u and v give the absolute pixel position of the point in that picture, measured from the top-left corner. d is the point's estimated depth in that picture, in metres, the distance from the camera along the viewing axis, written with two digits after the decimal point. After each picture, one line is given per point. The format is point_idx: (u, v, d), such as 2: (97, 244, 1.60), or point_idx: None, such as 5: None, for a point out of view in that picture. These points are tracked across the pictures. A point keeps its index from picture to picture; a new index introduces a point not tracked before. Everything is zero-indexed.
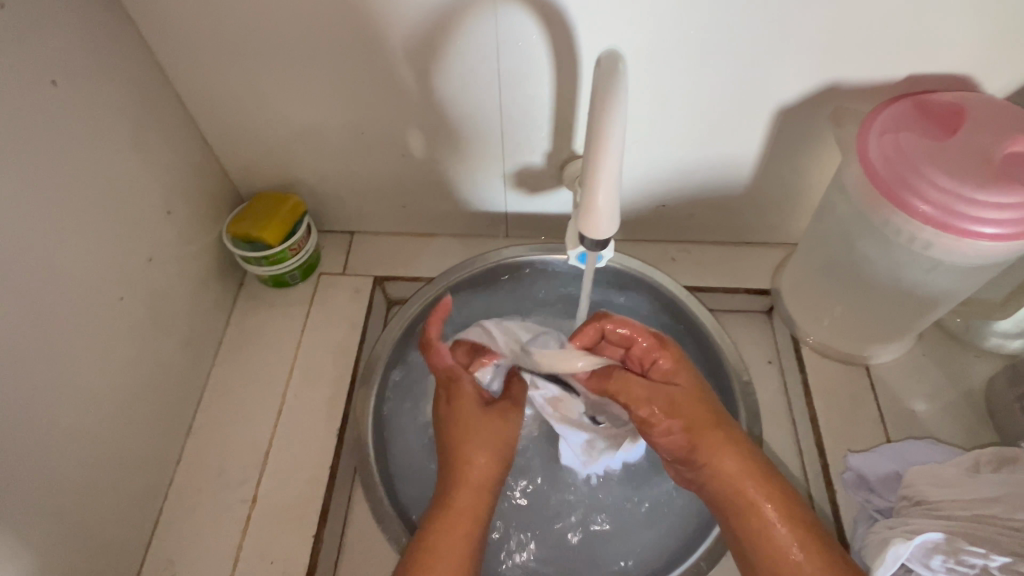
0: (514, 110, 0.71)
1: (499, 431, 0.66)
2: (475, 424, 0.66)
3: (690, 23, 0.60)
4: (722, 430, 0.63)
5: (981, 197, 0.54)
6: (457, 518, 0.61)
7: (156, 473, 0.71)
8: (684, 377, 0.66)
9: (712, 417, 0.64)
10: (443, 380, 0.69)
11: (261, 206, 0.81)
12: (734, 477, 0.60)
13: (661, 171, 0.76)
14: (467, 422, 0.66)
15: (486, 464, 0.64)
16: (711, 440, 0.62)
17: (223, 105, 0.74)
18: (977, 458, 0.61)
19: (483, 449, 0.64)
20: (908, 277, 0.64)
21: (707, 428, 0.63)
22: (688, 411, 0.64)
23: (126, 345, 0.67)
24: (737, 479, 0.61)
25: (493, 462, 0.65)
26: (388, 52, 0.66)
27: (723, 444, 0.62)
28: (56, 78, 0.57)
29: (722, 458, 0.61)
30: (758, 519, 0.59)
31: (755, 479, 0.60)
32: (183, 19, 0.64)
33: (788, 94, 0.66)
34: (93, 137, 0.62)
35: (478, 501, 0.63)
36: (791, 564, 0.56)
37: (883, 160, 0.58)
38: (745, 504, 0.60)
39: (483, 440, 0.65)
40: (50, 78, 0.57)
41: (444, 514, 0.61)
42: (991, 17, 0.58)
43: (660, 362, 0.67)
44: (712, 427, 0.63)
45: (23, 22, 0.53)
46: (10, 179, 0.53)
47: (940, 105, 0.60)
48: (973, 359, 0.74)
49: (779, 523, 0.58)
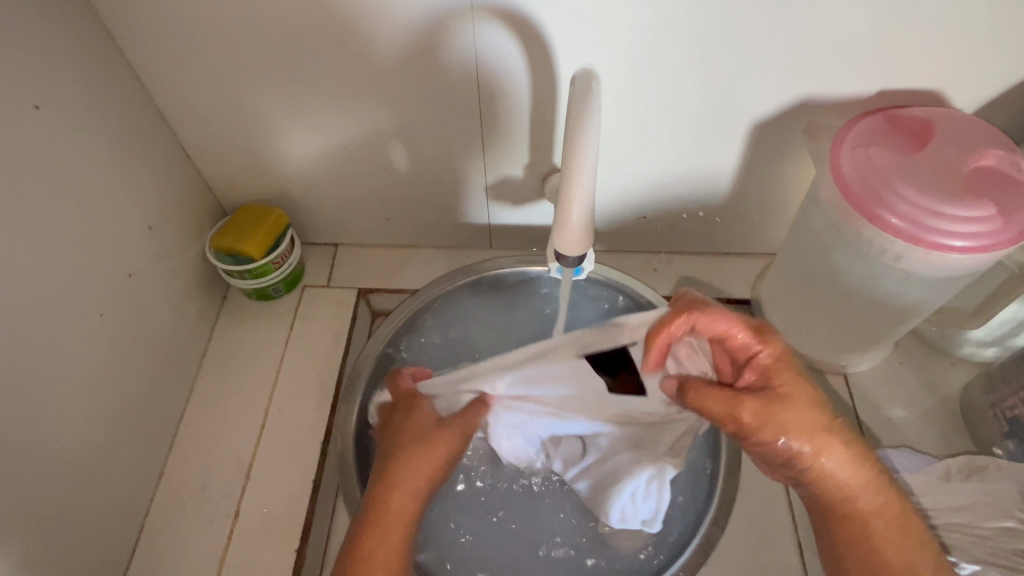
0: (495, 125, 0.72)
1: (444, 447, 0.63)
2: (423, 437, 0.63)
3: (665, 41, 0.62)
4: (836, 427, 0.56)
5: (948, 210, 0.55)
6: (385, 522, 0.58)
7: (138, 488, 0.71)
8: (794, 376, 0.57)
9: (823, 415, 0.56)
10: (405, 399, 0.69)
11: (244, 220, 0.81)
12: (843, 486, 0.55)
13: (641, 184, 0.77)
14: (416, 433, 0.64)
15: (425, 476, 0.61)
16: (828, 445, 0.55)
17: (205, 120, 0.74)
18: (949, 467, 0.63)
19: (424, 459, 0.62)
20: (882, 288, 0.65)
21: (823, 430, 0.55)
22: (799, 418, 0.55)
23: (109, 361, 0.67)
24: (859, 483, 0.55)
25: (432, 477, 0.61)
26: (370, 69, 0.67)
27: (843, 448, 0.55)
28: (39, 102, 0.58)
29: (845, 461, 0.55)
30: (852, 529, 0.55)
31: (869, 476, 0.55)
32: (165, 36, 0.65)
33: (763, 109, 0.68)
34: (75, 155, 0.62)
35: (408, 507, 0.59)
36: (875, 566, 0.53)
37: (855, 173, 0.58)
38: (861, 509, 0.55)
39: (425, 452, 0.62)
40: (33, 103, 0.57)
41: (379, 513, 0.58)
42: (957, 35, 0.60)
43: (758, 359, 0.58)
44: (825, 427, 0.55)
45: (6, 46, 0.54)
46: None
47: (911, 119, 0.62)
48: (948, 366, 0.75)
49: (879, 532, 0.54)
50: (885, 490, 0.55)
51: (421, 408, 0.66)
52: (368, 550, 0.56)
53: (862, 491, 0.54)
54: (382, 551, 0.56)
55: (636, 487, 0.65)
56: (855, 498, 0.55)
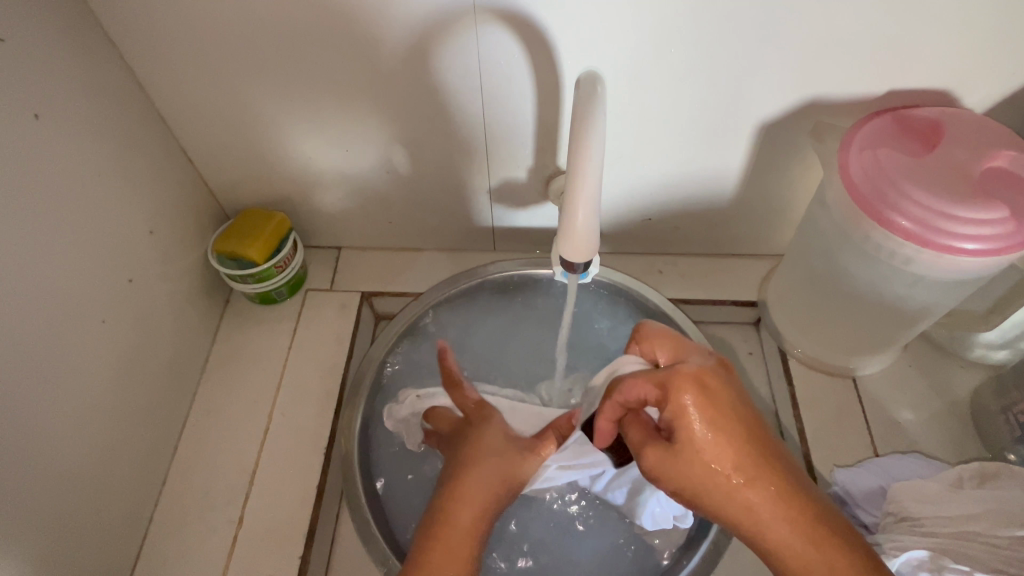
0: (498, 127, 0.71)
1: (506, 475, 0.59)
2: (494, 452, 0.61)
3: (670, 42, 0.61)
4: (758, 491, 0.48)
5: (959, 213, 0.54)
6: (449, 531, 0.54)
7: (142, 494, 0.70)
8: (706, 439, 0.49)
9: (745, 479, 0.48)
10: (472, 412, 0.68)
11: (246, 223, 0.80)
12: (768, 541, 0.49)
13: (646, 185, 0.76)
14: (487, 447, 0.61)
15: (493, 487, 0.58)
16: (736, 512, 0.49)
17: (206, 124, 0.74)
18: (961, 474, 0.62)
19: (493, 472, 0.58)
20: (891, 291, 0.64)
21: (747, 498, 0.48)
22: (694, 484, 0.50)
23: (111, 367, 0.66)
24: (787, 543, 0.48)
25: (504, 491, 0.58)
26: (371, 71, 0.66)
27: (762, 507, 0.48)
28: (38, 112, 0.57)
29: (762, 527, 0.49)
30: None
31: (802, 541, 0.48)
32: (165, 40, 0.64)
33: (769, 110, 0.67)
34: (75, 160, 0.62)
35: (476, 518, 0.55)
36: None
37: (864, 175, 0.58)
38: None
39: (495, 465, 0.59)
40: (33, 112, 0.57)
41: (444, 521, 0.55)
42: (967, 35, 0.59)
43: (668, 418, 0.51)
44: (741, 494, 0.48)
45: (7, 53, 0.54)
46: None
47: (920, 120, 0.61)
48: (958, 369, 0.74)
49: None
50: (840, 557, 0.47)
51: (490, 433, 0.63)
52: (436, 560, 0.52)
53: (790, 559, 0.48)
54: None
55: (659, 492, 0.67)
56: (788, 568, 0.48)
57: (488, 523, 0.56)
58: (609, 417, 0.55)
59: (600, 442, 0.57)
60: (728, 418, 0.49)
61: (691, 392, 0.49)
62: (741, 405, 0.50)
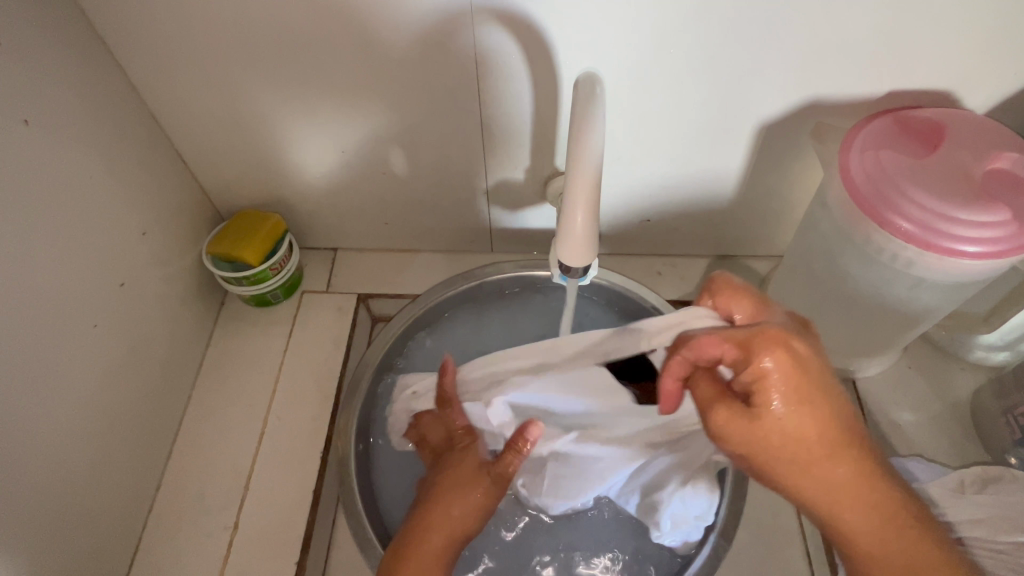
0: (495, 128, 0.71)
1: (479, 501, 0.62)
2: (461, 493, 0.62)
3: (669, 42, 0.60)
4: (841, 467, 0.44)
5: (961, 215, 0.54)
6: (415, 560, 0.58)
7: (136, 499, 0.70)
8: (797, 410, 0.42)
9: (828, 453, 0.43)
10: (459, 434, 0.68)
11: (241, 225, 0.80)
12: (843, 513, 0.45)
13: (644, 187, 0.76)
14: (456, 487, 0.62)
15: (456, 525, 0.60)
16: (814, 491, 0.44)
17: (201, 126, 0.73)
18: (962, 479, 0.62)
19: (458, 510, 0.61)
20: (892, 293, 0.63)
21: (830, 475, 0.44)
22: (770, 455, 0.44)
23: (104, 372, 0.65)
24: (860, 515, 0.45)
25: (475, 515, 0.61)
26: (367, 72, 0.65)
27: (842, 480, 0.44)
28: (28, 117, 0.56)
29: (836, 506, 0.45)
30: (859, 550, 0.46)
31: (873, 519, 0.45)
32: (158, 40, 0.63)
33: (769, 111, 0.66)
34: (67, 164, 0.61)
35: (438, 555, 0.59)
36: None
37: (865, 176, 0.57)
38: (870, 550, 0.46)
39: (463, 504, 0.61)
40: (22, 117, 0.56)
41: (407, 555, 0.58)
42: (969, 36, 0.58)
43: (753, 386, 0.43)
44: (827, 471, 0.44)
45: None
46: None
47: (921, 121, 0.60)
48: (959, 371, 0.74)
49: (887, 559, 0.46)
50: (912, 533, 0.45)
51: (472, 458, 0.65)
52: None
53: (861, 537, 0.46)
54: None
55: (682, 489, 0.65)
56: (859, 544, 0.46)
57: (448, 559, 0.59)
58: (674, 376, 0.48)
59: (666, 407, 0.50)
60: (818, 389, 0.43)
61: (780, 357, 0.42)
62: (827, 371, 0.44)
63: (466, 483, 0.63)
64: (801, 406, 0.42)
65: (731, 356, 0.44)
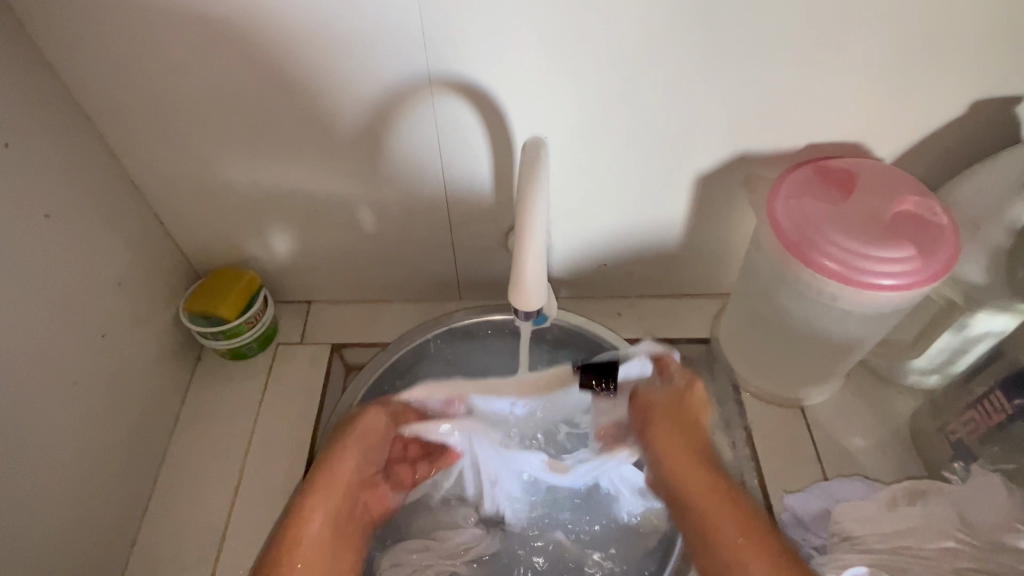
0: (459, 186, 0.76)
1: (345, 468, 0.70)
2: (342, 473, 0.70)
3: (610, 106, 0.67)
4: (679, 454, 0.69)
5: (873, 252, 0.60)
6: (333, 491, 0.69)
7: (111, 554, 0.70)
8: (679, 450, 0.70)
9: (678, 455, 0.69)
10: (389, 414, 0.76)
11: (217, 282, 0.83)
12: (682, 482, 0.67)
13: (598, 235, 0.82)
14: (341, 464, 0.70)
15: (350, 475, 0.71)
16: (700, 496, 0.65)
17: (180, 192, 0.77)
18: (894, 494, 0.68)
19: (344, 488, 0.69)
20: (826, 325, 0.69)
21: (717, 504, 0.63)
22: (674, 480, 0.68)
23: (84, 429, 0.67)
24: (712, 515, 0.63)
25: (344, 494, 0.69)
26: (339, 138, 0.71)
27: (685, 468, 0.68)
28: (49, 212, 0.63)
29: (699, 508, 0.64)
30: (720, 549, 0.60)
31: (768, 544, 0.59)
32: (139, 117, 0.68)
33: (705, 163, 0.73)
34: (61, 233, 0.65)
35: (337, 505, 0.68)
36: (731, 548, 0.59)
37: (790, 222, 0.63)
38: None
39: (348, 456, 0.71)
40: (44, 212, 0.63)
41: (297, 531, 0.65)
42: (871, 95, 0.67)
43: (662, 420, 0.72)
44: (686, 480, 0.67)
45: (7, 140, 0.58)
46: None
47: (837, 170, 0.67)
48: (898, 394, 0.79)
49: (747, 557, 0.58)
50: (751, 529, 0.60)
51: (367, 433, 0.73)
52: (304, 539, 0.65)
53: (727, 550, 0.60)
54: (315, 518, 0.66)
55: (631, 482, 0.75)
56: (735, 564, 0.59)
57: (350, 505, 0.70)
58: (638, 418, 0.74)
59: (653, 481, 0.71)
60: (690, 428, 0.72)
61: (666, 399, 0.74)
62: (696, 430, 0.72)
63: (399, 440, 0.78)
64: (688, 459, 0.69)
65: (655, 406, 0.74)
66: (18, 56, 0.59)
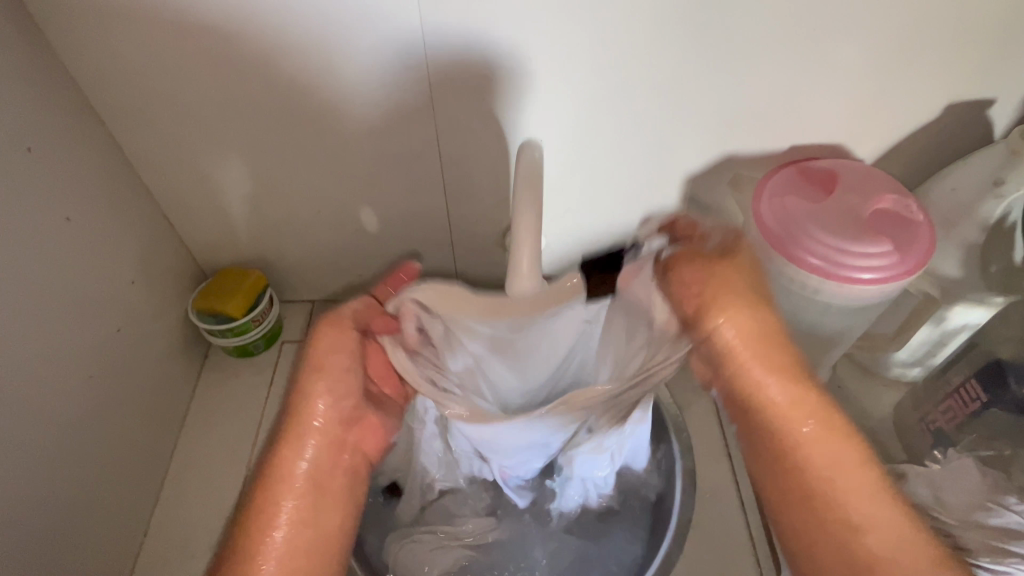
0: (458, 187, 0.79)
1: (325, 406, 0.53)
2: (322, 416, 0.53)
3: (602, 109, 0.70)
4: (748, 325, 0.51)
5: (853, 249, 0.63)
6: (317, 439, 0.52)
7: (124, 543, 0.73)
8: (747, 321, 0.52)
9: (752, 353, 0.52)
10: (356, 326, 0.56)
11: (224, 281, 0.86)
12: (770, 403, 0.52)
13: (592, 234, 0.85)
14: (320, 405, 0.53)
15: (326, 443, 0.53)
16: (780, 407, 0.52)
17: (189, 194, 0.80)
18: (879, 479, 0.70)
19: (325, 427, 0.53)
20: (810, 319, 0.72)
21: (781, 400, 0.52)
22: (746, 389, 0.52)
23: (100, 422, 0.70)
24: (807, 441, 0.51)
25: (333, 443, 0.54)
26: (344, 141, 0.74)
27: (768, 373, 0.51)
28: (69, 215, 0.66)
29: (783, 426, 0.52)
30: (795, 471, 0.52)
31: (860, 476, 0.50)
32: (152, 122, 0.71)
33: (694, 164, 0.76)
34: (80, 234, 0.68)
35: (322, 463, 0.53)
36: (818, 480, 0.51)
37: (773, 220, 0.66)
38: (820, 517, 0.51)
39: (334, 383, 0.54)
40: (65, 216, 0.66)
41: (281, 479, 0.51)
42: (851, 98, 0.70)
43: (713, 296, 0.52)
44: (761, 382, 0.52)
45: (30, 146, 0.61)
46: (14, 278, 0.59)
47: (819, 171, 0.70)
48: (881, 386, 0.82)
49: (837, 482, 0.51)
50: (853, 465, 0.50)
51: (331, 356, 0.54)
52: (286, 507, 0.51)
53: (816, 484, 0.51)
54: (283, 520, 0.51)
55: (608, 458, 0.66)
56: (831, 496, 0.50)
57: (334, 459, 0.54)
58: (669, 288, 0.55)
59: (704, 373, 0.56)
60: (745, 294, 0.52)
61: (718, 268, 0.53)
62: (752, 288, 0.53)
63: (375, 357, 0.58)
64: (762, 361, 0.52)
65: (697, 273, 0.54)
66: (38, 66, 0.62)
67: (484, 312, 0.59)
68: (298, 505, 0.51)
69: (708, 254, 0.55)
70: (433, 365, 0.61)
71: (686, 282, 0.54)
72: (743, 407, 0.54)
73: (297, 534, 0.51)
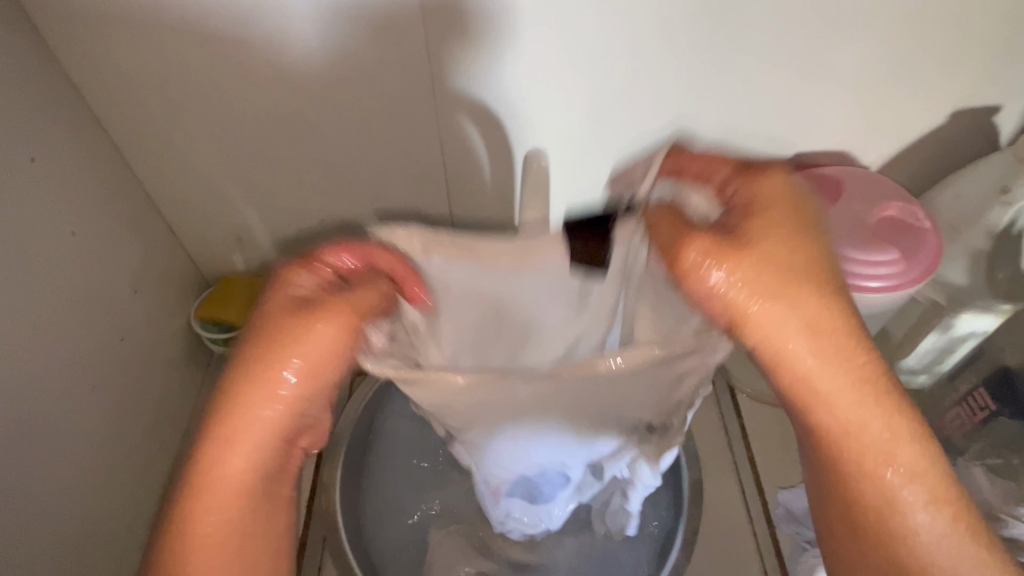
0: (463, 194, 0.79)
1: (260, 400, 0.45)
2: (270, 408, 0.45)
3: (607, 116, 0.70)
4: (807, 298, 0.41)
5: (859, 256, 0.63)
6: (245, 434, 0.45)
7: (126, 555, 0.73)
8: (795, 287, 0.41)
9: (806, 323, 0.41)
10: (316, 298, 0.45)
11: (227, 289, 0.86)
12: (810, 378, 0.42)
13: None
14: (258, 394, 0.44)
15: (257, 440, 0.45)
16: (825, 394, 0.42)
17: (190, 204, 0.80)
18: None
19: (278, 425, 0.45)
20: None
21: (849, 419, 0.42)
22: (794, 372, 0.42)
23: (102, 434, 0.70)
24: (858, 429, 0.42)
25: (280, 433, 0.46)
26: (347, 150, 0.73)
27: (814, 346, 0.41)
28: (74, 229, 0.66)
29: (814, 407, 0.43)
30: (870, 482, 0.43)
31: (919, 471, 0.42)
32: (155, 132, 0.71)
33: None
34: (84, 245, 0.68)
35: (258, 464, 0.46)
36: (878, 482, 0.43)
37: None
38: (852, 524, 0.45)
39: (281, 365, 0.44)
40: (71, 230, 0.66)
41: (207, 486, 0.45)
42: (856, 104, 0.70)
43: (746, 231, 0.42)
44: (792, 355, 0.42)
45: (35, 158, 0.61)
46: (19, 290, 0.59)
47: (824, 178, 0.70)
48: None
49: (903, 490, 0.42)
50: (900, 435, 0.42)
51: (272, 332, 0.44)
52: (217, 500, 0.45)
53: (868, 489, 0.43)
54: (222, 510, 0.46)
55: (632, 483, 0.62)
56: (873, 499, 0.43)
57: (274, 456, 0.47)
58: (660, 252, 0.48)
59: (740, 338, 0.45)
60: (796, 253, 0.42)
61: (779, 206, 0.43)
62: (813, 237, 0.43)
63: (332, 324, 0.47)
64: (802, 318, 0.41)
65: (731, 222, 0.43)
66: (42, 77, 0.62)
67: (467, 257, 0.53)
68: (239, 499, 0.46)
69: (718, 233, 0.42)
70: (411, 353, 0.50)
71: (721, 279, 0.40)
72: (794, 404, 0.44)
73: (235, 533, 0.46)
